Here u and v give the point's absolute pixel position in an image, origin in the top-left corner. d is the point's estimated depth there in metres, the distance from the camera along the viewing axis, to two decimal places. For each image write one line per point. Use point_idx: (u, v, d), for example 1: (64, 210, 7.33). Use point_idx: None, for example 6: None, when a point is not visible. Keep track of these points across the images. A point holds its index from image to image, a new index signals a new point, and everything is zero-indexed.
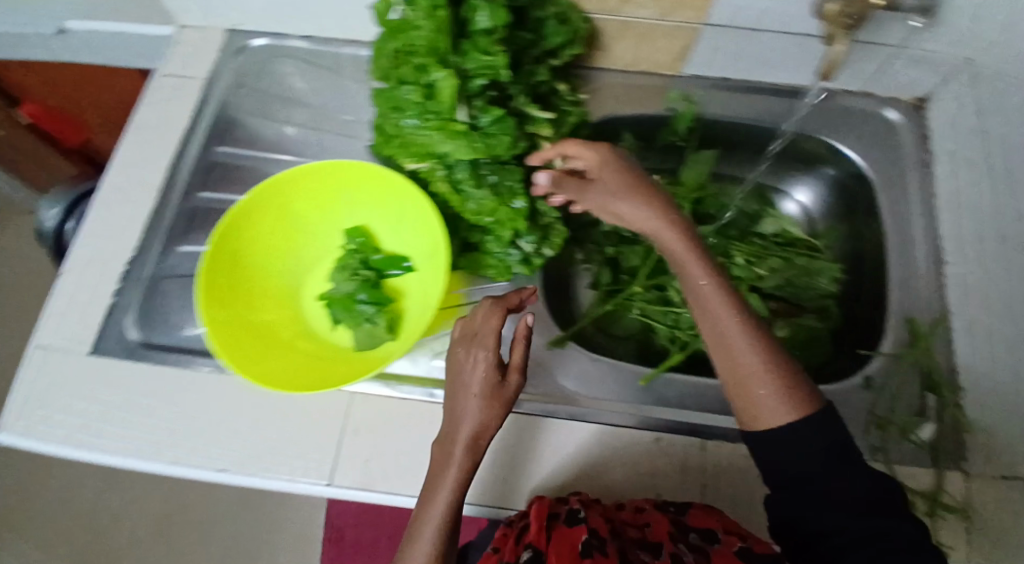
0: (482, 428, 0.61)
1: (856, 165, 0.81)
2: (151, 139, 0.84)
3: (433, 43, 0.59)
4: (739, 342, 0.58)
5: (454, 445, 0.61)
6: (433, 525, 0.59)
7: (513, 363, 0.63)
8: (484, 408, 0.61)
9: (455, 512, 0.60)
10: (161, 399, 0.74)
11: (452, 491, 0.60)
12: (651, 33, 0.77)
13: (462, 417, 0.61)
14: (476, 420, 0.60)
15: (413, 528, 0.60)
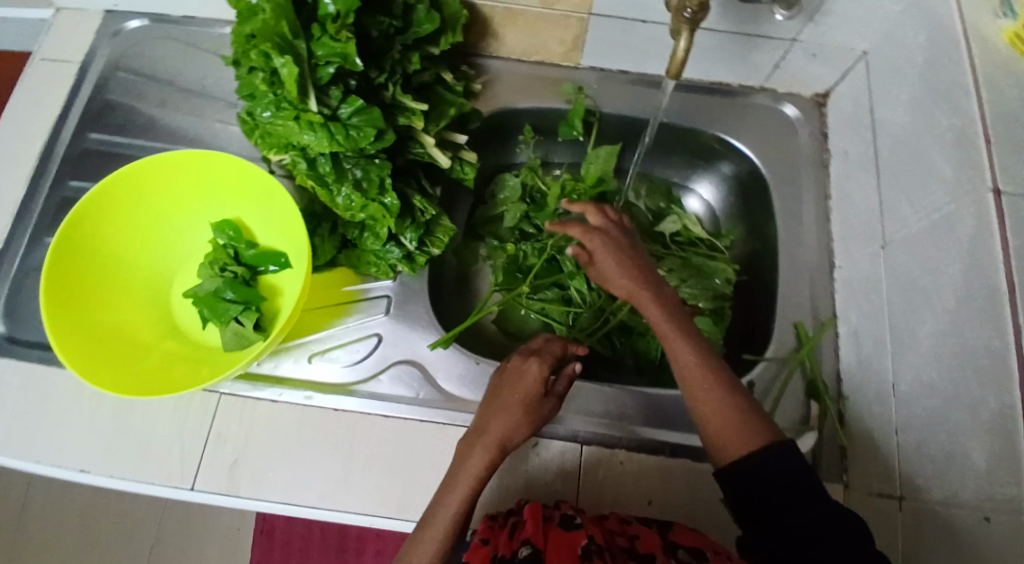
0: (519, 438, 0.61)
1: (751, 162, 0.82)
2: (22, 127, 0.80)
3: (271, 27, 0.56)
4: (707, 388, 0.59)
5: (490, 448, 0.60)
6: (440, 527, 0.57)
7: (557, 387, 0.64)
8: (528, 420, 0.61)
9: (465, 515, 0.58)
10: (49, 412, 0.69)
11: (465, 494, 0.58)
12: (539, 23, 0.76)
13: (513, 427, 0.61)
14: (522, 429, 0.61)
15: (421, 533, 0.57)
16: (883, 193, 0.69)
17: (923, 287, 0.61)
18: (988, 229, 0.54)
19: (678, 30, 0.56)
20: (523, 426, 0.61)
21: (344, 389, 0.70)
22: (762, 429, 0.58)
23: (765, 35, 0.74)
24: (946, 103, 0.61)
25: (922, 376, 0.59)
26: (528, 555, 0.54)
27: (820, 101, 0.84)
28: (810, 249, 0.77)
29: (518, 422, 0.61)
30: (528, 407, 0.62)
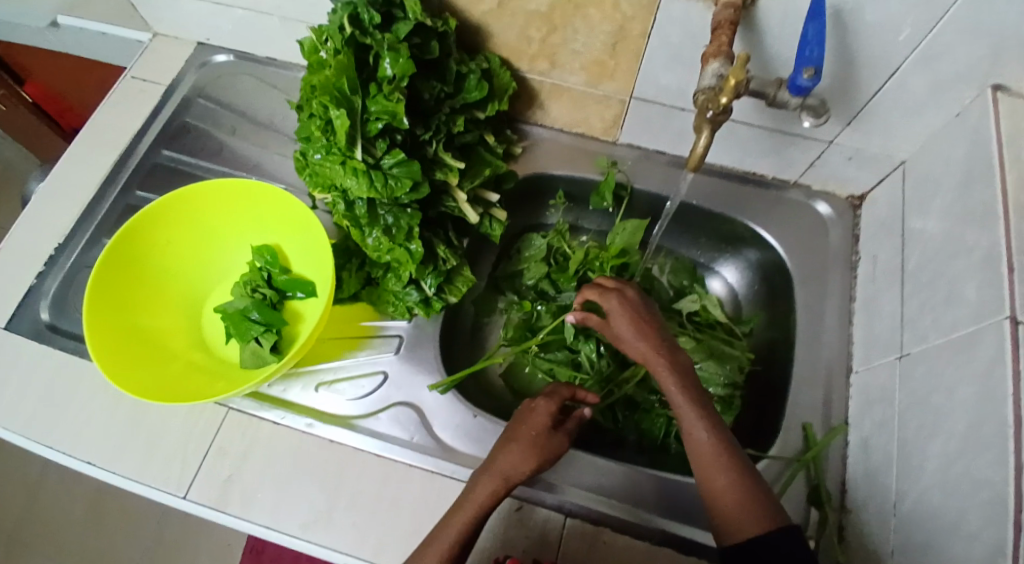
0: (523, 475, 0.61)
1: (778, 254, 0.83)
2: (104, 138, 0.89)
3: (331, 82, 0.61)
4: (719, 464, 0.58)
5: (492, 483, 0.61)
6: (433, 561, 0.58)
7: (564, 427, 0.65)
8: (535, 459, 0.61)
9: (456, 549, 0.59)
10: (75, 397, 0.74)
11: (459, 528, 0.59)
12: (583, 100, 0.80)
13: (519, 464, 0.61)
14: (526, 466, 0.61)
15: (416, 562, 0.59)
16: (906, 303, 0.68)
17: (934, 406, 0.59)
18: (1003, 357, 0.52)
19: (699, 127, 0.60)
20: (527, 464, 0.61)
21: (344, 422, 0.72)
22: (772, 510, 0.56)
23: (806, 135, 0.76)
24: (974, 223, 0.60)
25: (923, 501, 0.58)
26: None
27: (855, 203, 0.84)
28: (829, 350, 0.76)
29: (523, 458, 0.61)
30: (535, 445, 0.62)
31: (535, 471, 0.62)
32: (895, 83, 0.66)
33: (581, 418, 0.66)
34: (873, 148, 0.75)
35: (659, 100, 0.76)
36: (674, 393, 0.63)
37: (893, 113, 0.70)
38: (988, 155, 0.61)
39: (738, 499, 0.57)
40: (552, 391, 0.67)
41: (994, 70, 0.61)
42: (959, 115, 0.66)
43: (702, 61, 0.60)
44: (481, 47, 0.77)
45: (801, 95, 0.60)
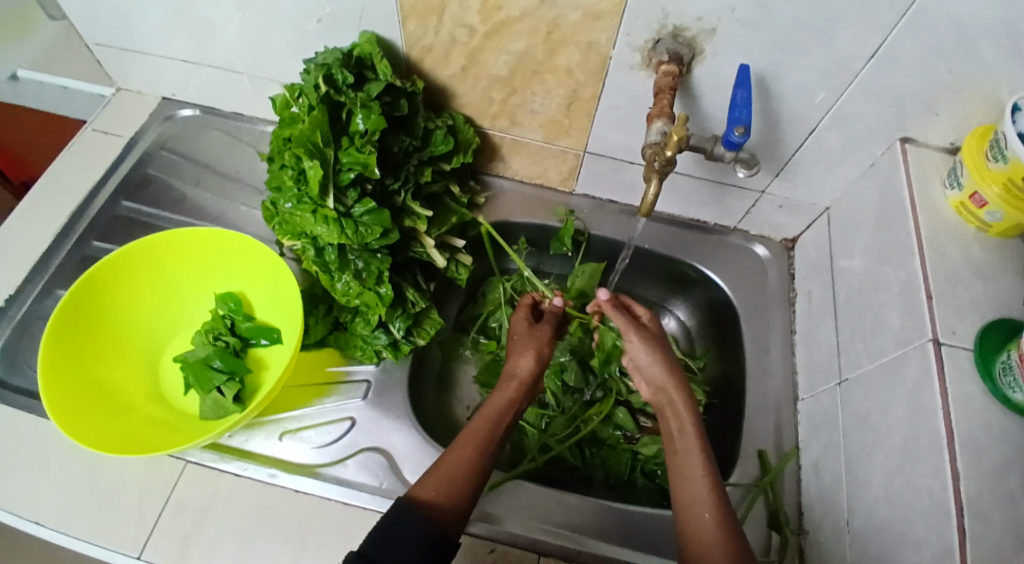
0: (528, 368, 0.70)
1: (724, 293, 0.89)
2: (60, 189, 0.87)
3: (306, 135, 0.64)
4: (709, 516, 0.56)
5: (506, 382, 0.69)
6: (461, 455, 0.61)
7: (545, 322, 0.77)
8: (537, 348, 0.72)
9: (483, 442, 0.63)
10: (21, 453, 0.71)
11: (483, 426, 0.64)
12: (541, 154, 0.86)
13: (522, 358, 0.71)
14: (529, 360, 0.71)
15: (441, 462, 0.61)
16: (840, 334, 0.75)
17: (873, 425, 0.64)
18: (929, 376, 0.59)
19: (648, 177, 0.67)
20: (530, 353, 0.71)
21: (310, 470, 0.71)
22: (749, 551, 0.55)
23: (740, 185, 0.84)
24: (893, 260, 0.68)
25: (872, 515, 0.62)
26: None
27: (788, 245, 0.92)
28: (775, 381, 0.82)
29: (525, 354, 0.71)
30: (535, 343, 0.73)
31: (538, 360, 0.71)
32: (815, 139, 0.75)
33: (558, 312, 0.78)
34: (800, 197, 0.84)
35: (611, 153, 0.83)
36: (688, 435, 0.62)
37: (816, 166, 0.79)
38: (901, 201, 0.69)
39: (723, 550, 0.54)
40: (522, 299, 0.81)
41: (902, 126, 0.70)
42: (872, 165, 0.75)
43: (647, 121, 0.67)
44: (446, 105, 0.82)
45: (734, 151, 0.66)
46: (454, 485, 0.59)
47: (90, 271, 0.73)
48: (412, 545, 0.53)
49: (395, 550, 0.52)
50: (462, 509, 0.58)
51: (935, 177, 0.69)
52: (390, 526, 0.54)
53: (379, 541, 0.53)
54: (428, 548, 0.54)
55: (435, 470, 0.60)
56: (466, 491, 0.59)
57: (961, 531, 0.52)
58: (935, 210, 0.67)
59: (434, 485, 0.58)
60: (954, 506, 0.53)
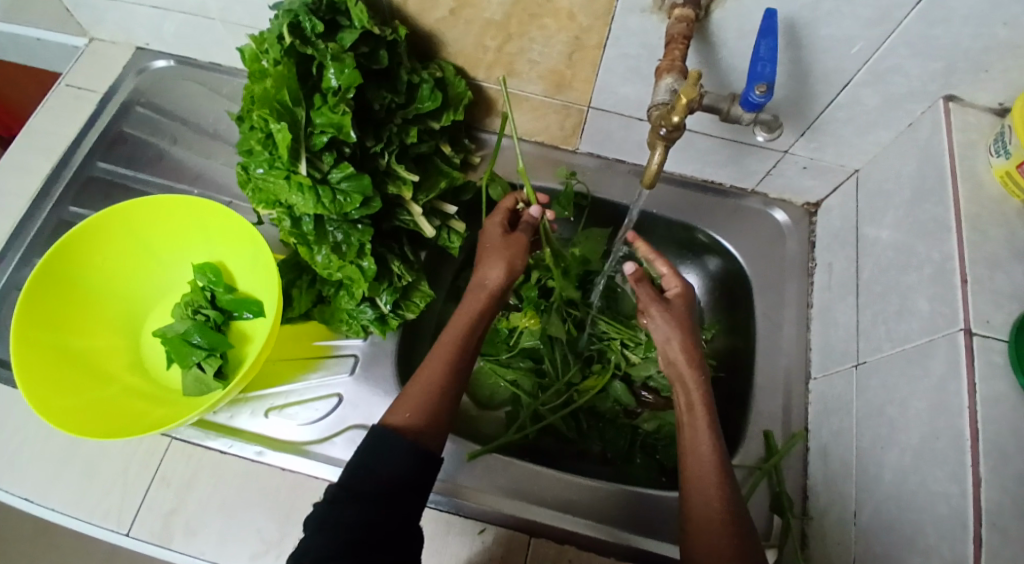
0: (498, 278, 0.69)
1: (738, 262, 0.83)
2: (33, 149, 0.83)
3: (271, 94, 0.58)
4: (711, 486, 0.56)
5: (476, 294, 0.68)
6: (433, 373, 0.61)
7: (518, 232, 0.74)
8: (506, 259, 0.70)
9: (454, 360, 0.62)
10: (4, 428, 0.69)
11: (451, 343, 0.63)
12: (543, 109, 0.79)
13: (491, 270, 0.69)
14: (498, 270, 0.69)
15: (413, 383, 0.60)
16: (861, 313, 0.69)
17: (890, 417, 0.59)
18: (957, 372, 0.53)
19: (653, 144, 0.58)
20: (500, 264, 0.69)
21: (296, 448, 0.69)
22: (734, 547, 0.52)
23: (762, 146, 0.76)
24: (926, 236, 0.61)
25: (881, 512, 0.58)
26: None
27: (811, 210, 0.85)
28: (787, 358, 0.77)
29: (493, 265, 0.69)
30: (505, 253, 0.70)
31: (509, 271, 0.69)
32: (847, 95, 0.66)
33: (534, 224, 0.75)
34: (827, 158, 0.75)
35: (618, 108, 0.75)
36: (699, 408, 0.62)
37: (845, 127, 0.70)
38: (940, 169, 0.61)
39: (722, 521, 0.54)
40: (502, 202, 0.76)
41: (947, 82, 0.62)
42: (911, 125, 0.67)
43: (655, 76, 0.58)
44: (434, 55, 0.74)
45: (756, 111, 0.58)
46: (428, 404, 0.58)
47: (59, 241, 0.70)
48: (393, 464, 0.53)
49: (378, 472, 0.53)
50: (439, 423, 0.58)
51: (979, 143, 0.61)
52: (369, 452, 0.54)
53: (359, 467, 0.53)
54: (410, 462, 0.54)
55: (408, 394, 0.59)
56: (441, 407, 0.59)
57: (978, 544, 0.48)
58: (977, 180, 0.60)
59: (409, 407, 0.58)
60: (972, 517, 0.49)
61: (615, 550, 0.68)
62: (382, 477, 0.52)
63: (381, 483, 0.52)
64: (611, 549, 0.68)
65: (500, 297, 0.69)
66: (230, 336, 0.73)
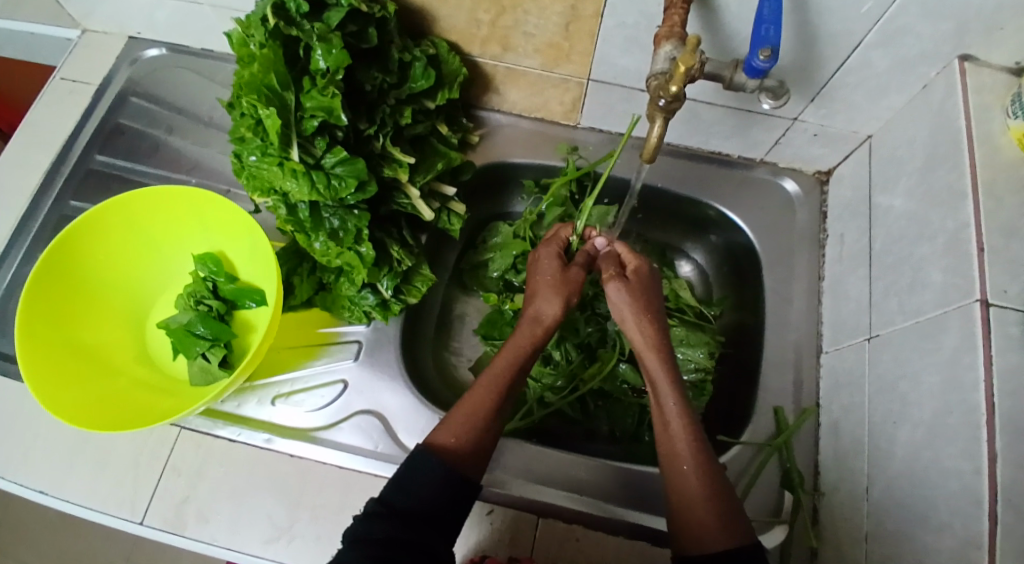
0: (554, 312, 0.66)
1: (746, 236, 0.81)
2: (31, 144, 0.83)
3: (258, 79, 0.57)
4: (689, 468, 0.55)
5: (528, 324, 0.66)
6: (482, 400, 0.59)
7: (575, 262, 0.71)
8: (563, 292, 0.67)
9: (504, 389, 0.61)
10: (17, 422, 0.71)
11: (503, 372, 0.62)
12: (540, 84, 0.77)
13: (547, 305, 0.67)
14: (555, 303, 0.66)
15: (459, 407, 0.59)
16: (873, 286, 0.67)
17: (902, 393, 0.58)
18: (971, 345, 0.51)
19: (652, 116, 0.56)
20: (557, 299, 0.66)
21: (305, 435, 0.69)
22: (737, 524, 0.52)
23: (769, 113, 0.73)
24: (940, 204, 0.58)
25: (892, 489, 0.57)
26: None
27: (822, 179, 0.82)
28: (797, 332, 0.75)
29: (548, 297, 0.67)
30: (563, 284, 0.68)
31: (565, 307, 0.67)
32: (858, 58, 0.63)
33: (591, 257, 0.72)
34: (838, 124, 0.72)
35: (617, 80, 0.72)
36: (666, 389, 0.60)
37: (856, 92, 0.67)
38: (955, 133, 0.59)
39: (705, 499, 0.53)
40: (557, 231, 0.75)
41: (962, 41, 0.59)
42: (925, 87, 0.64)
43: (654, 45, 0.56)
44: (426, 32, 0.72)
45: (759, 78, 0.56)
46: (475, 431, 0.57)
47: (59, 236, 0.70)
48: (432, 486, 0.52)
49: (416, 492, 0.52)
50: (482, 453, 0.57)
51: (996, 104, 0.58)
52: (410, 470, 0.53)
53: (397, 485, 0.53)
54: (450, 487, 0.53)
55: (455, 418, 0.58)
56: (486, 437, 0.58)
57: (992, 521, 0.47)
58: (995, 144, 0.57)
59: (456, 431, 0.57)
60: (986, 494, 0.47)
61: (623, 529, 0.68)
62: (420, 498, 0.52)
63: (418, 503, 0.51)
64: (620, 529, 0.68)
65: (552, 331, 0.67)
66: (234, 325, 0.73)
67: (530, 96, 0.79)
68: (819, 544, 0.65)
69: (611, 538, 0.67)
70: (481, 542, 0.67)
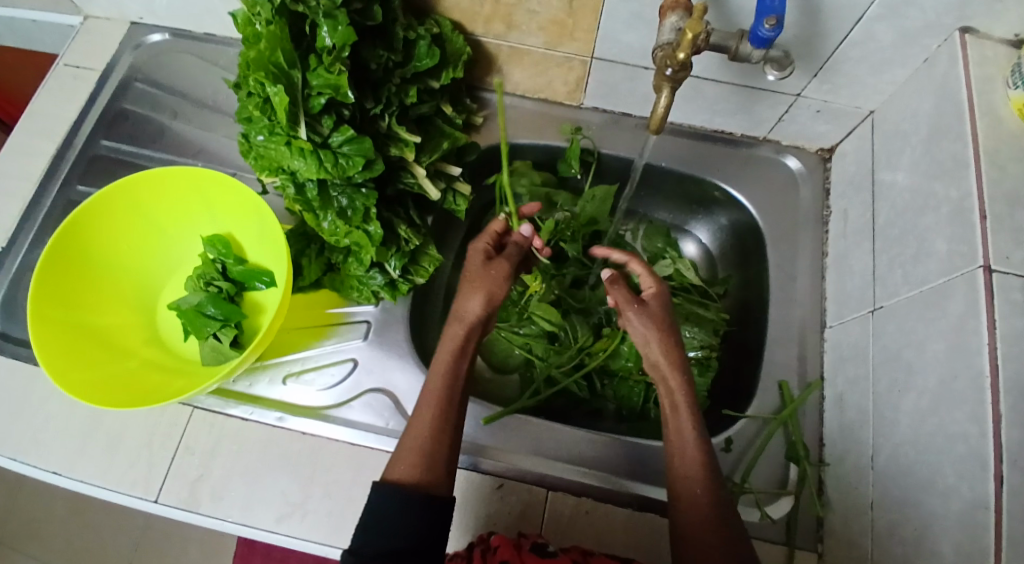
0: (478, 308, 0.65)
1: (750, 214, 0.81)
2: (36, 130, 0.83)
3: (265, 57, 0.57)
4: (693, 508, 0.57)
5: (456, 325, 0.65)
6: (426, 422, 0.58)
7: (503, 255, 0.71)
8: (487, 286, 0.66)
9: (446, 405, 0.60)
10: (29, 404, 0.71)
11: (440, 384, 0.61)
12: (544, 63, 0.77)
13: (470, 299, 0.66)
14: (478, 299, 0.65)
15: (407, 436, 0.58)
16: (877, 259, 0.67)
17: (907, 361, 0.58)
18: (976, 310, 0.52)
19: (658, 86, 0.56)
20: (481, 292, 0.66)
21: (316, 412, 0.70)
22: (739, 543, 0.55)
23: (773, 89, 0.74)
24: (945, 174, 0.59)
25: (899, 456, 0.58)
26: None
27: (825, 156, 0.82)
28: (802, 309, 0.76)
29: (473, 294, 0.66)
30: (485, 280, 0.67)
31: (490, 300, 0.66)
32: (861, 31, 0.64)
33: (520, 245, 0.72)
34: (841, 100, 0.73)
35: (622, 57, 0.73)
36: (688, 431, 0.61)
37: (858, 67, 0.68)
38: (957, 104, 0.59)
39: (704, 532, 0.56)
40: (488, 226, 0.74)
41: (963, 13, 0.59)
42: (927, 61, 0.65)
43: (659, 16, 0.57)
44: (430, 10, 0.72)
45: (764, 48, 0.57)
46: (428, 453, 0.56)
47: (66, 221, 0.71)
48: (405, 519, 0.52)
49: (389, 531, 0.51)
50: (443, 468, 0.57)
51: (997, 76, 0.59)
52: (373, 513, 0.52)
53: (366, 531, 0.51)
54: (417, 512, 0.52)
55: (405, 446, 0.57)
56: (442, 453, 0.57)
57: (998, 481, 0.47)
58: (998, 114, 0.57)
59: (407, 461, 0.56)
60: (991, 455, 0.48)
61: (631, 500, 0.69)
62: (395, 535, 0.51)
63: (397, 541, 0.51)
64: (629, 499, 0.69)
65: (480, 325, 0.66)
66: (244, 307, 0.74)
67: (533, 76, 0.80)
68: (824, 512, 0.66)
69: (620, 509, 0.68)
70: (492, 516, 0.68)
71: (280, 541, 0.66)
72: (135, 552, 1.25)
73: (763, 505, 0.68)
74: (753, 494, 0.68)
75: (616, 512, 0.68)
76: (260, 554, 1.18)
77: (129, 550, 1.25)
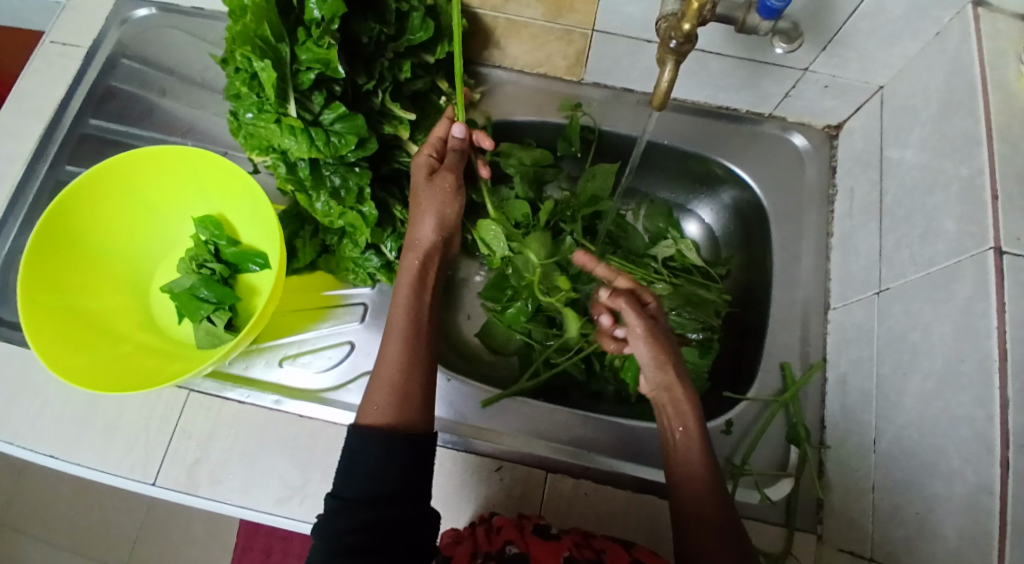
0: (431, 230, 0.65)
1: (754, 192, 0.79)
2: (25, 110, 0.81)
3: (251, 30, 0.55)
4: (703, 489, 0.58)
5: (412, 254, 0.64)
6: (394, 358, 0.59)
7: (447, 164, 0.67)
8: (437, 206, 0.65)
9: (410, 338, 0.60)
10: (24, 387, 0.71)
11: (403, 315, 0.61)
12: (543, 36, 0.75)
13: (422, 225, 0.65)
14: (429, 221, 0.65)
15: (377, 378, 0.58)
16: (883, 239, 0.66)
17: (912, 343, 0.57)
18: (985, 292, 0.50)
19: (661, 59, 0.53)
20: (431, 215, 0.65)
21: (314, 395, 0.69)
22: (727, 523, 0.57)
23: (779, 63, 0.71)
24: (955, 153, 0.57)
25: (901, 439, 0.57)
26: (514, 553, 0.55)
27: (832, 133, 0.80)
28: (805, 290, 0.75)
29: (424, 219, 0.65)
30: (434, 199, 0.65)
31: (441, 222, 0.65)
32: (873, 2, 0.61)
33: (462, 150, 0.68)
34: (850, 74, 0.70)
35: (622, 30, 0.70)
36: (689, 436, 0.60)
37: (868, 40, 0.65)
38: (970, 80, 0.57)
39: (717, 513, 0.57)
40: (430, 133, 0.69)
41: None
42: (939, 35, 0.62)
43: None
44: None
45: (772, 19, 0.56)
46: (399, 392, 0.57)
47: (54, 202, 0.69)
48: (381, 460, 0.53)
49: (366, 473, 0.52)
50: (416, 403, 0.57)
51: (1010, 51, 0.57)
52: (351, 456, 0.53)
53: (347, 474, 0.53)
54: (398, 455, 0.53)
55: (375, 388, 0.57)
56: (413, 390, 0.57)
57: (1004, 466, 0.46)
58: (1011, 89, 0.55)
59: (378, 400, 0.56)
60: (997, 440, 0.47)
61: (632, 482, 0.68)
62: (376, 478, 0.52)
63: (379, 485, 0.52)
64: (631, 482, 0.68)
65: (438, 249, 0.66)
66: (238, 289, 0.73)
67: (533, 47, 0.77)
68: (824, 493, 0.66)
69: (621, 491, 0.68)
70: (491, 498, 0.68)
71: (279, 523, 0.66)
72: (141, 532, 1.26)
73: (763, 487, 0.67)
74: (753, 476, 0.67)
75: (617, 494, 0.68)
76: (264, 534, 1.20)
77: (133, 530, 1.27)
